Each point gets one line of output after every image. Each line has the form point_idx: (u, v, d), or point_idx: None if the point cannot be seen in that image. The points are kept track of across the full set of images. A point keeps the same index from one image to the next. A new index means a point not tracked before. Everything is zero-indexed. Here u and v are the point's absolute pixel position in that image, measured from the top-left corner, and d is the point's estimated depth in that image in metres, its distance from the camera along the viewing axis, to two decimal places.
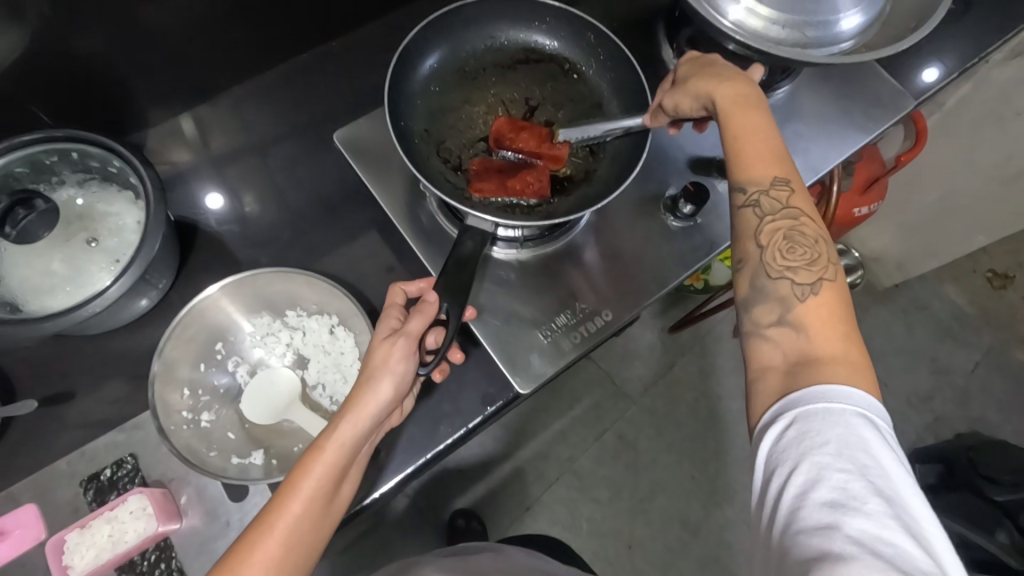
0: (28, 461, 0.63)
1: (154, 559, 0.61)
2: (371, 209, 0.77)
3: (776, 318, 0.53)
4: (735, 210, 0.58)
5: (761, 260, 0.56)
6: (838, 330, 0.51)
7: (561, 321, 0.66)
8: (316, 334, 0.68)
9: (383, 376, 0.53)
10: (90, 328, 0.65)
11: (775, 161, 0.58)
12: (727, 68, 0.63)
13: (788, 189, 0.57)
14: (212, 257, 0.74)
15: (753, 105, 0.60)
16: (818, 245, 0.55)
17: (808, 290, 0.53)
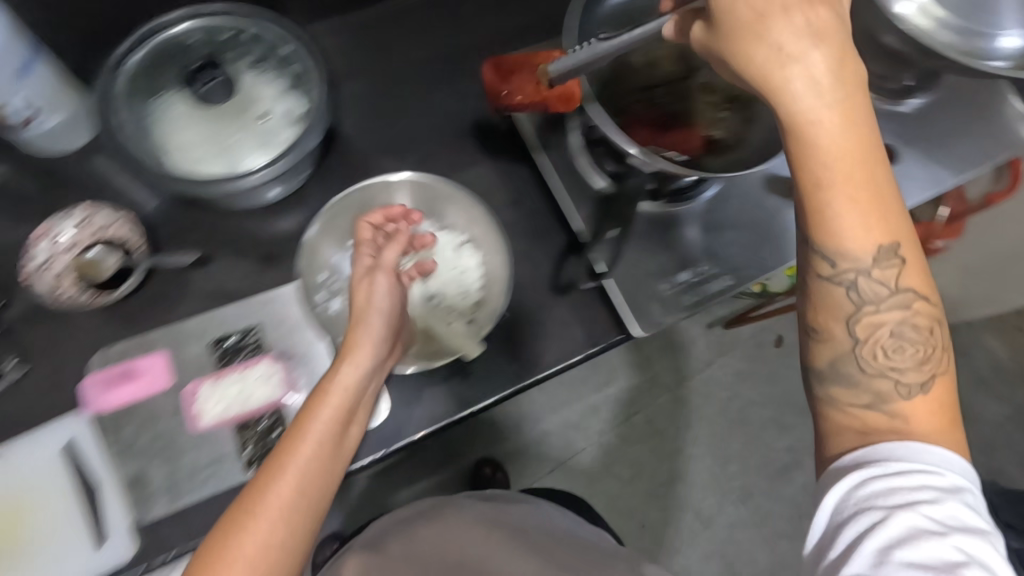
0: (158, 317, 0.66)
1: (268, 425, 0.63)
2: (499, 138, 0.77)
3: (868, 403, 0.43)
4: (808, 277, 0.43)
5: (852, 350, 0.43)
6: (949, 429, 0.42)
7: (683, 278, 0.69)
8: (441, 249, 0.71)
9: (373, 313, 0.57)
10: (229, 203, 0.68)
11: (886, 207, 0.41)
12: (793, 9, 0.39)
13: (898, 259, 0.42)
14: (343, 159, 0.76)
15: (851, 120, 0.39)
16: (932, 334, 0.43)
17: (914, 389, 0.42)
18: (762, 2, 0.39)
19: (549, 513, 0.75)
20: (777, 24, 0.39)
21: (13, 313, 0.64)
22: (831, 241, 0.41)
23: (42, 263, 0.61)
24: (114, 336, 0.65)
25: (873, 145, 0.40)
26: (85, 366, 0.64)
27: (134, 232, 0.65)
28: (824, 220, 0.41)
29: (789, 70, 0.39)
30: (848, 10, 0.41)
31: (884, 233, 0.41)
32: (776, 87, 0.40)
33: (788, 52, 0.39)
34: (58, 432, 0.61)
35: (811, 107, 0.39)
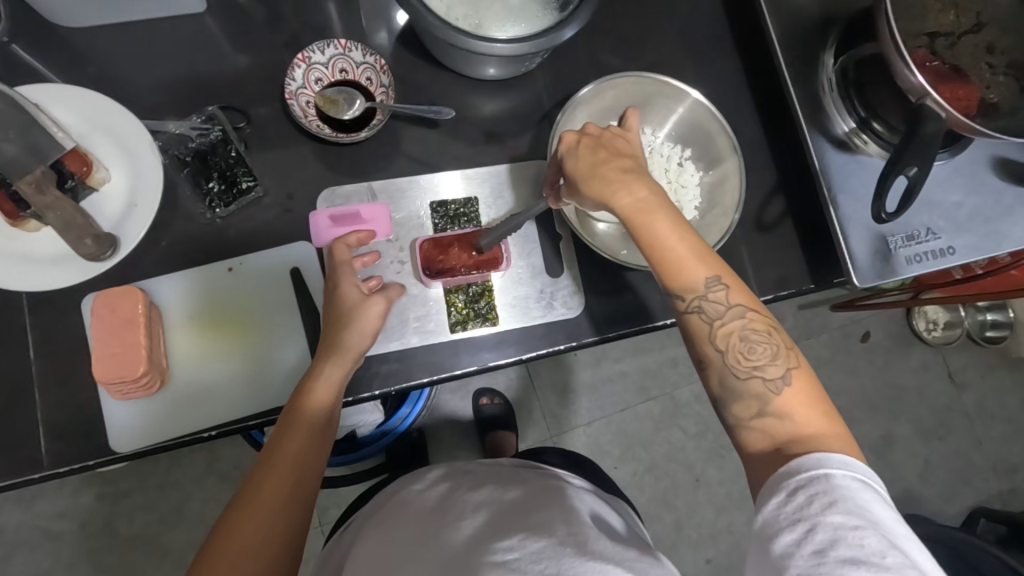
0: (371, 168, 0.67)
1: (474, 294, 0.66)
2: (724, 63, 0.75)
3: (756, 412, 0.48)
4: (680, 317, 0.52)
5: (723, 364, 0.50)
6: (816, 404, 0.48)
7: (913, 236, 0.65)
8: (665, 161, 0.69)
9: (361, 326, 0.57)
10: (451, 56, 0.67)
11: (697, 259, 0.51)
12: (620, 190, 0.52)
13: (725, 286, 0.51)
14: (565, 46, 0.73)
15: (654, 204, 0.52)
16: (773, 338, 0.50)
17: (781, 382, 0.48)
18: (604, 185, 0.52)
19: (529, 493, 0.63)
20: (613, 191, 0.52)
21: (251, 136, 0.65)
22: (675, 283, 0.51)
23: (296, 88, 0.63)
24: (341, 178, 0.66)
25: (675, 216, 0.52)
26: (313, 200, 0.65)
27: (380, 80, 0.65)
28: (669, 263, 0.51)
29: (615, 193, 0.52)
30: (628, 140, 0.56)
31: (707, 266, 0.51)
32: (610, 202, 0.52)
33: (616, 184, 0.52)
34: (283, 255, 0.63)
35: (633, 203, 0.52)
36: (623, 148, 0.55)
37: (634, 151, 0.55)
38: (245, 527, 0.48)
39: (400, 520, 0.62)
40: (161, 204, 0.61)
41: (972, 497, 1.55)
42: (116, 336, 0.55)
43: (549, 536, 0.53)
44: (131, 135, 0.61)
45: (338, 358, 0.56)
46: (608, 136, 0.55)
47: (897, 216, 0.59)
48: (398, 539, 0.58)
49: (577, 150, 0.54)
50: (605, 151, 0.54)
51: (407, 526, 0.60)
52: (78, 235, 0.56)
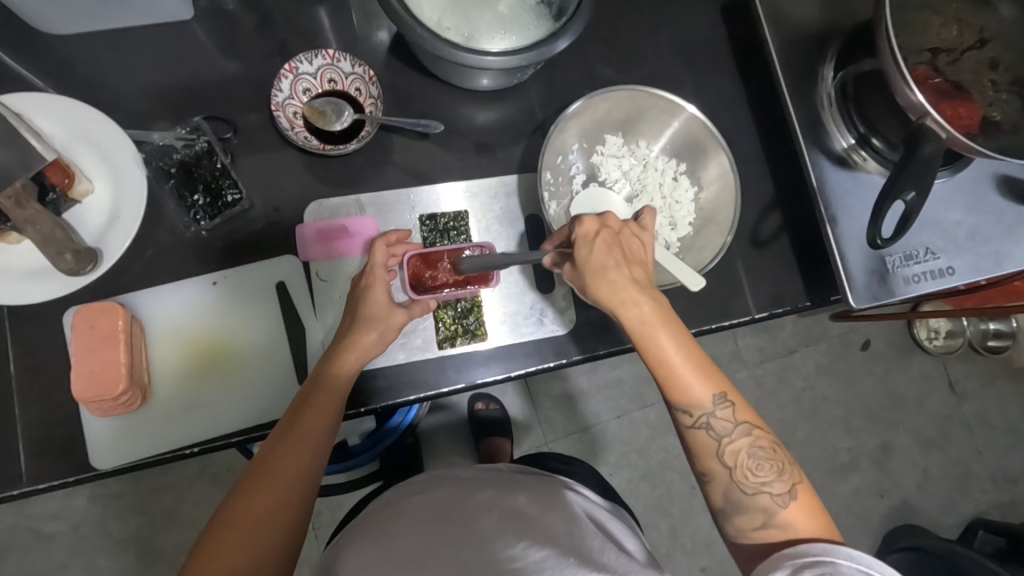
0: (360, 180, 0.66)
1: (463, 310, 0.65)
2: (721, 76, 0.73)
3: (761, 525, 0.51)
4: (683, 431, 0.54)
5: (729, 479, 0.52)
6: (811, 512, 0.51)
7: (911, 256, 0.64)
8: (659, 175, 0.68)
9: (375, 326, 0.57)
10: (440, 67, 0.66)
11: (702, 374, 0.53)
12: (632, 305, 0.53)
13: (730, 404, 0.53)
14: (559, 56, 0.71)
15: (662, 319, 0.53)
16: (778, 454, 0.52)
17: (785, 498, 0.51)
18: (614, 295, 0.53)
19: (534, 497, 0.63)
20: (625, 304, 0.53)
21: (238, 147, 0.64)
22: (681, 398, 0.53)
23: (283, 99, 0.62)
24: (329, 190, 0.65)
25: (681, 333, 0.54)
26: (300, 213, 0.64)
27: (369, 91, 0.64)
28: (675, 379, 0.53)
29: (629, 310, 0.53)
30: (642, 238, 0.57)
31: (714, 384, 0.53)
32: (620, 310, 0.53)
33: (625, 296, 0.53)
34: (271, 269, 0.62)
35: (648, 316, 0.53)
36: (636, 250, 0.56)
37: (646, 258, 0.56)
38: (253, 506, 0.48)
39: (404, 515, 0.61)
40: (145, 216, 0.60)
41: (972, 508, 1.54)
42: (96, 354, 0.54)
43: (553, 545, 0.54)
44: (114, 146, 0.60)
45: (355, 350, 0.56)
46: (625, 234, 0.56)
47: (892, 241, 0.57)
48: (405, 533, 0.57)
49: (591, 249, 0.53)
50: (617, 257, 0.54)
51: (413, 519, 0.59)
52: (57, 249, 0.55)
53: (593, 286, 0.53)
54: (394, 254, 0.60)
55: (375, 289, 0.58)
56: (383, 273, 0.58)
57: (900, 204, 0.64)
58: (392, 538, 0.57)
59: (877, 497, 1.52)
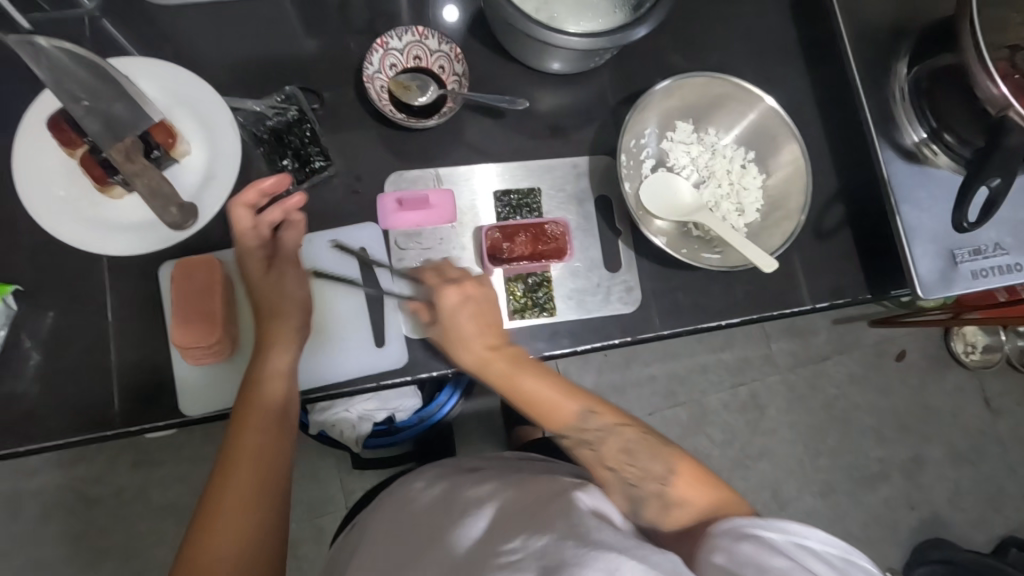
0: (437, 156, 0.68)
1: (533, 284, 0.67)
2: (790, 69, 0.75)
3: (664, 514, 0.55)
4: (572, 451, 0.59)
5: (626, 484, 0.56)
6: (700, 481, 0.56)
7: (979, 251, 0.65)
8: (727, 162, 0.70)
9: (292, 308, 0.59)
10: (522, 47, 0.68)
11: (568, 395, 0.58)
12: (507, 366, 0.58)
13: (594, 410, 0.59)
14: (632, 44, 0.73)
15: (532, 363, 0.59)
16: (627, 430, 0.58)
17: (666, 478, 0.56)
18: (513, 370, 0.58)
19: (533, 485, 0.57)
20: (488, 358, 0.58)
21: (324, 118, 0.67)
22: (553, 422, 0.58)
23: (372, 72, 0.65)
24: (408, 163, 0.68)
25: (543, 371, 0.59)
26: (381, 184, 0.67)
27: (453, 68, 0.66)
28: (535, 405, 0.58)
29: (518, 378, 0.58)
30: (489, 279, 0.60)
31: (580, 399, 0.59)
32: (513, 383, 0.58)
33: (489, 347, 0.58)
34: (352, 236, 0.65)
35: (483, 357, 0.58)
36: (491, 315, 0.59)
37: (495, 316, 0.59)
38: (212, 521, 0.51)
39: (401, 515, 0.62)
40: (237, 178, 0.63)
41: (1004, 526, 1.52)
42: (193, 303, 0.56)
43: (550, 531, 0.47)
44: (213, 112, 0.63)
45: (281, 341, 0.58)
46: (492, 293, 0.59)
47: (979, 224, 0.59)
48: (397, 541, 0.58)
49: (458, 315, 0.58)
50: (473, 326, 0.58)
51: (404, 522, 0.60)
52: (163, 203, 0.58)
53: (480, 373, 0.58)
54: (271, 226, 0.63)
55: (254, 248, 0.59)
56: (292, 262, 0.61)
57: (976, 198, 0.64)
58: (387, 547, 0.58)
59: (907, 509, 1.50)
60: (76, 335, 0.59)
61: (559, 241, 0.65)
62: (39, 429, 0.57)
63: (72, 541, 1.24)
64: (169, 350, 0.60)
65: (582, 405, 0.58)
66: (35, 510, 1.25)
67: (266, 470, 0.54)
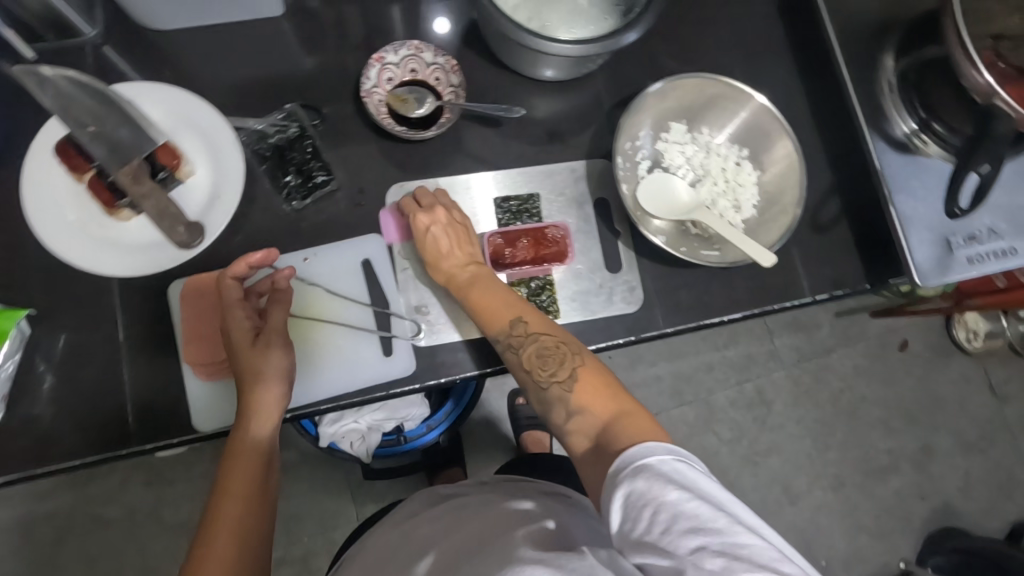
0: (437, 166, 0.70)
1: (536, 288, 0.68)
2: (779, 67, 0.76)
3: (599, 431, 0.52)
4: (501, 355, 0.60)
5: (569, 402, 0.55)
6: (599, 389, 0.55)
7: (974, 236, 0.65)
8: (722, 160, 0.71)
9: (271, 379, 0.56)
10: (516, 56, 0.69)
11: (512, 308, 0.60)
12: (490, 281, 0.62)
13: (558, 343, 0.58)
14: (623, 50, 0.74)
15: (502, 290, 0.61)
16: (563, 348, 0.57)
17: (611, 410, 0.53)
18: (490, 290, 0.61)
19: (486, 519, 0.58)
20: (456, 270, 0.62)
21: (325, 134, 0.68)
22: (517, 345, 0.58)
23: (370, 87, 0.66)
24: (408, 174, 0.69)
25: (514, 295, 0.61)
26: (382, 196, 0.68)
27: (449, 80, 0.68)
28: (506, 325, 0.59)
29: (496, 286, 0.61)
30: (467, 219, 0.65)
31: (543, 329, 0.59)
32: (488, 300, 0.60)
33: (472, 265, 0.63)
34: (356, 248, 0.66)
35: (472, 276, 0.62)
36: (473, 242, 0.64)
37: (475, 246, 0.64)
38: None
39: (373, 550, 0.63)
40: (241, 196, 0.64)
41: (1015, 513, 1.52)
42: (204, 319, 0.59)
43: (478, 569, 0.49)
44: (216, 131, 0.64)
45: (260, 414, 0.56)
46: (462, 215, 0.65)
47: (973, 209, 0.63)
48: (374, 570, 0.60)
49: (443, 233, 0.63)
50: (447, 235, 0.63)
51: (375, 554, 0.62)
52: (170, 223, 0.60)
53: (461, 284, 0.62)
54: (258, 293, 0.62)
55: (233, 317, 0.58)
56: (280, 336, 0.58)
57: (969, 186, 0.65)
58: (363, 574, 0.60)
59: (918, 499, 1.50)
60: (90, 357, 0.60)
61: (559, 246, 0.67)
62: (56, 450, 0.58)
63: (87, 564, 1.25)
64: (182, 368, 0.60)
65: (546, 333, 0.58)
66: (48, 535, 1.25)
67: (249, 528, 0.53)
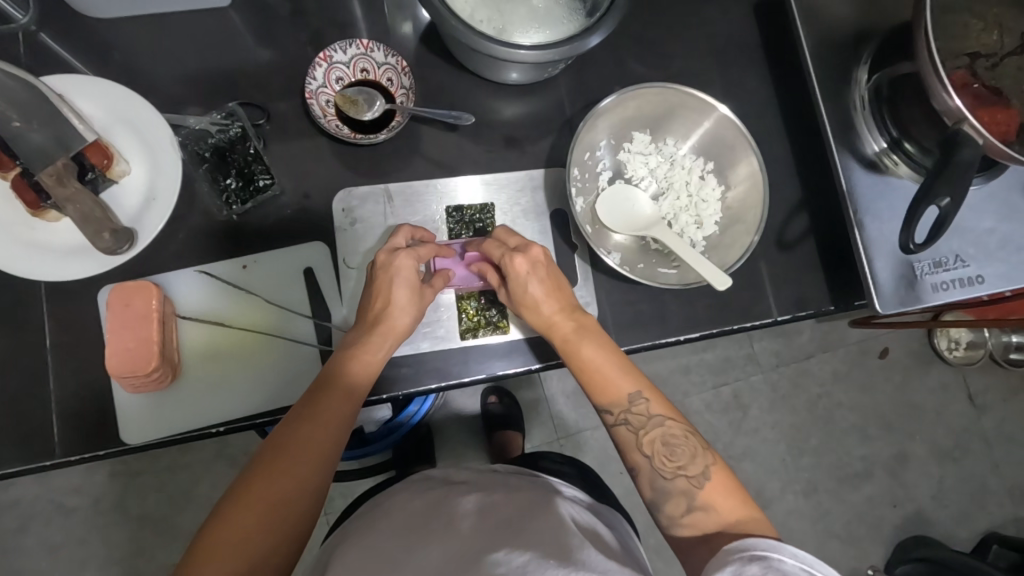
0: (387, 170, 0.67)
1: (485, 303, 0.65)
2: (752, 75, 0.73)
3: (685, 509, 0.54)
4: (610, 428, 0.59)
5: (652, 467, 0.56)
6: (735, 494, 0.54)
7: (940, 263, 0.63)
8: (686, 173, 0.68)
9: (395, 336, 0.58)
10: (474, 59, 0.65)
11: (624, 375, 0.58)
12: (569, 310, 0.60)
13: (644, 400, 0.57)
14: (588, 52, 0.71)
15: (589, 329, 0.59)
16: (691, 440, 0.56)
17: (701, 477, 0.54)
18: (575, 335, 0.59)
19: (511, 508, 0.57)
20: (556, 319, 0.60)
21: (270, 133, 0.65)
22: (603, 398, 0.58)
23: (316, 87, 0.63)
24: (356, 178, 0.66)
25: (602, 337, 0.59)
26: (328, 201, 0.65)
27: (401, 81, 0.64)
28: (593, 376, 0.59)
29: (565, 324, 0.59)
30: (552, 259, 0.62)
31: (633, 381, 0.58)
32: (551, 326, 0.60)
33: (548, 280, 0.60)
34: (297, 257, 0.63)
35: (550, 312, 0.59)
36: (554, 274, 0.61)
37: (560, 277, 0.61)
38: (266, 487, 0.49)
39: (393, 519, 0.58)
40: (179, 198, 0.62)
41: (986, 523, 1.52)
42: (129, 330, 0.55)
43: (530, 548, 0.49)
44: (151, 130, 0.61)
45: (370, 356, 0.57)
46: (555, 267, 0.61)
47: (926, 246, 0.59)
48: (381, 540, 0.54)
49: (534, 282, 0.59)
50: (519, 262, 0.58)
51: (390, 526, 0.56)
52: (95, 228, 0.56)
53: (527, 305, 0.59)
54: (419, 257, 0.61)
55: (393, 287, 0.58)
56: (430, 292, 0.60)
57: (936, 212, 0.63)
58: (368, 544, 0.54)
59: (890, 506, 1.50)
60: (14, 364, 0.58)
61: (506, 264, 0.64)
62: None
63: (51, 555, 1.24)
64: (110, 378, 0.58)
65: (634, 386, 0.58)
66: (11, 523, 1.24)
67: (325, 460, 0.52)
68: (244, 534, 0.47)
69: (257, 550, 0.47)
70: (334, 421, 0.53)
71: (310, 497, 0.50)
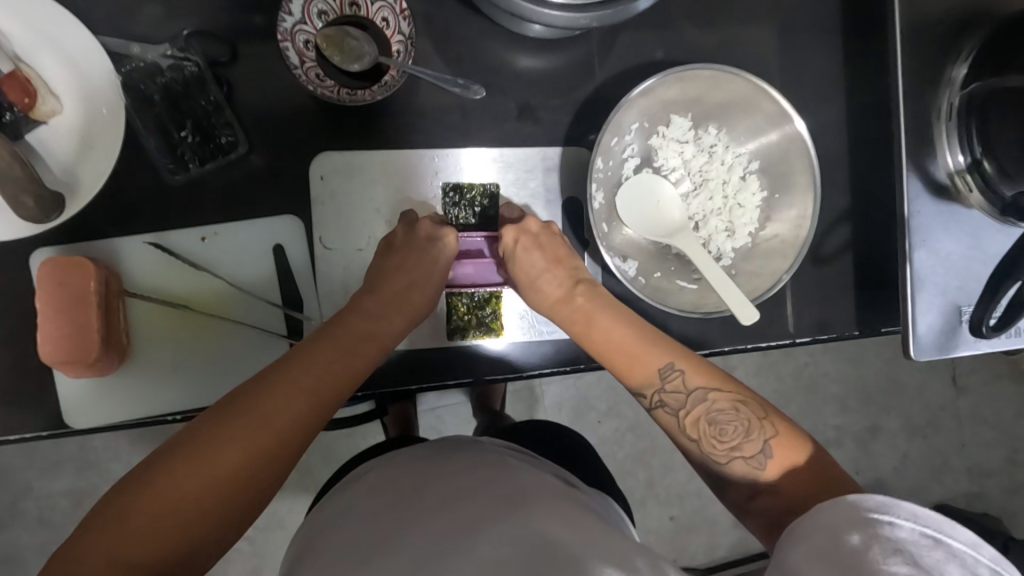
0: (374, 129, 0.56)
1: (478, 301, 0.58)
2: (822, 53, 0.61)
3: (750, 489, 0.48)
4: (648, 412, 0.54)
5: (700, 451, 0.50)
6: (803, 461, 0.47)
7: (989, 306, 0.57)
8: (725, 170, 0.59)
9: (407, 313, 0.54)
10: (488, 8, 0.53)
11: (654, 348, 0.53)
12: (578, 284, 0.56)
13: (681, 373, 0.51)
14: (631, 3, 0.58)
15: (611, 304, 0.56)
16: (742, 411, 0.49)
17: (762, 456, 0.48)
18: (586, 314, 0.55)
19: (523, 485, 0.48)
20: (563, 297, 0.56)
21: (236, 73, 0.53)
22: (631, 378, 0.53)
23: (293, 24, 0.50)
24: (336, 138, 0.55)
25: (624, 313, 0.55)
26: (302, 164, 0.54)
27: (398, 25, 0.53)
28: (618, 359, 0.54)
29: (574, 299, 0.55)
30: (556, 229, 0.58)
31: (663, 354, 0.53)
32: (557, 304, 0.56)
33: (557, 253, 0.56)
34: (266, 231, 0.54)
35: (556, 290, 0.56)
36: (563, 253, 0.57)
37: (571, 254, 0.58)
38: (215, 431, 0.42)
39: (390, 489, 0.49)
40: (121, 148, 0.51)
41: (938, 494, 1.58)
42: (64, 314, 0.48)
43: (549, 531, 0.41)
44: (86, 67, 0.50)
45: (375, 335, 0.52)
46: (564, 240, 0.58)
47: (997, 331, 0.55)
48: (370, 508, 0.47)
49: (534, 257, 0.55)
50: (513, 234, 0.55)
51: (390, 495, 0.48)
52: (17, 190, 0.47)
53: (529, 283, 0.56)
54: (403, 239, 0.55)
55: (416, 266, 0.53)
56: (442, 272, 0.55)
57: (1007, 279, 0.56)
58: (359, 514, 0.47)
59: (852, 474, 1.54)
60: None
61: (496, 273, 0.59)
62: None
63: None
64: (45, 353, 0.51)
65: (667, 359, 0.52)
66: None
67: (292, 414, 0.44)
68: (184, 472, 0.40)
69: (201, 484, 0.40)
70: (335, 381, 0.47)
71: (270, 445, 0.43)
